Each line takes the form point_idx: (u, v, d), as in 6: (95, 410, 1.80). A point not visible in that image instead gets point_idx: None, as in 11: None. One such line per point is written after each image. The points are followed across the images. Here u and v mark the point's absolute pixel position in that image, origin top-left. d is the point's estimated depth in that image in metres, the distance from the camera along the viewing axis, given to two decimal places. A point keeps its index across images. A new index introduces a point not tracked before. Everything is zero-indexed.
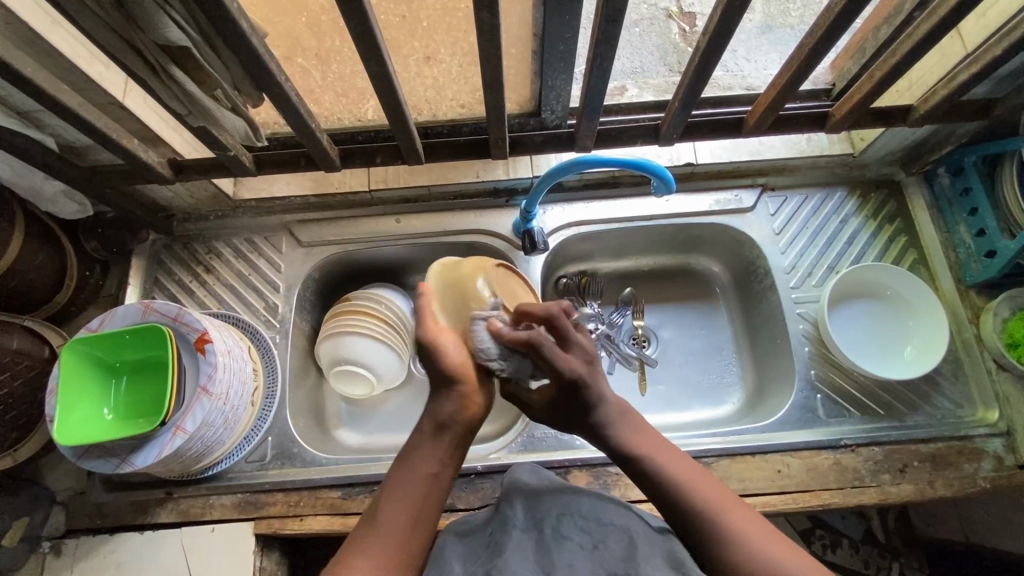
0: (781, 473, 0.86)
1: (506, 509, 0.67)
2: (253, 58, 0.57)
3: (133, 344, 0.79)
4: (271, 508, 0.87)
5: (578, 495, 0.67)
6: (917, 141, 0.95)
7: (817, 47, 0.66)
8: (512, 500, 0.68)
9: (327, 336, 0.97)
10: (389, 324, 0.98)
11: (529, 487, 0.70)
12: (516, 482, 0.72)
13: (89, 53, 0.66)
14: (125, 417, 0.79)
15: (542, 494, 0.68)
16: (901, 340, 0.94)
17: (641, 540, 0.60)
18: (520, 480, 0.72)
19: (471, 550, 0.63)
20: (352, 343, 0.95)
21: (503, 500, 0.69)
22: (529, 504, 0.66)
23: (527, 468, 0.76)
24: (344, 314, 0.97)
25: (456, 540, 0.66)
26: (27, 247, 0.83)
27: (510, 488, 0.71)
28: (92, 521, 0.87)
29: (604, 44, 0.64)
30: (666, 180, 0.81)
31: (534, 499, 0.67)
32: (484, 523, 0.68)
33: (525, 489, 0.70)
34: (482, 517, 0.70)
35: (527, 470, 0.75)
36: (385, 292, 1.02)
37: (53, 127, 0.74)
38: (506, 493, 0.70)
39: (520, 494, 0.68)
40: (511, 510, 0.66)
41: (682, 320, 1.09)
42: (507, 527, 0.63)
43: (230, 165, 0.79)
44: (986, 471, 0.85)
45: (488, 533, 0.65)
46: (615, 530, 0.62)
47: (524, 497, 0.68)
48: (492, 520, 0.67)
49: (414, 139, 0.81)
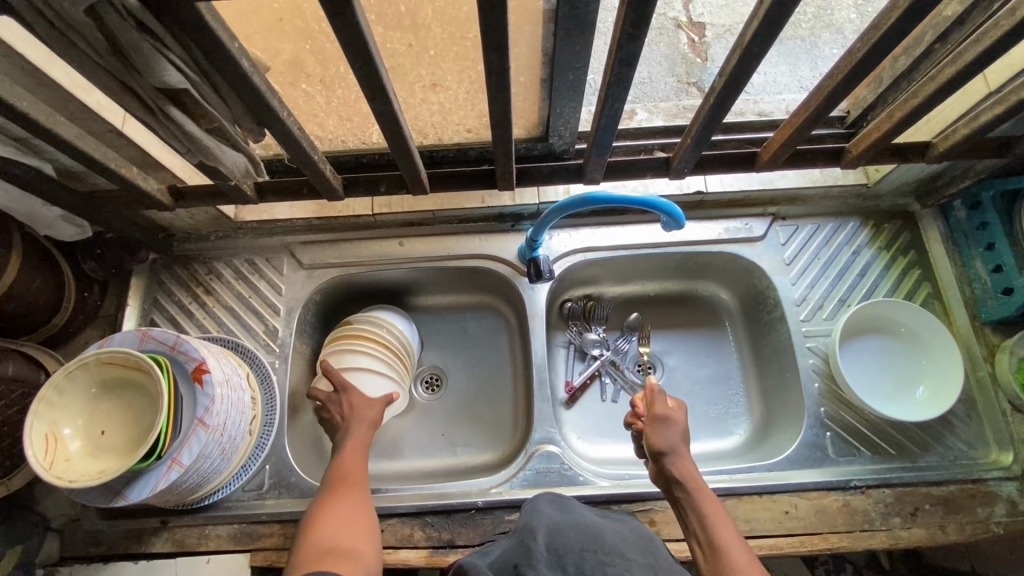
0: (789, 514, 0.83)
1: (529, 538, 0.65)
2: (254, 95, 0.55)
3: (104, 397, 0.75)
4: (268, 540, 0.85)
5: (601, 532, 0.67)
6: (932, 175, 0.93)
7: (837, 89, 0.63)
8: (535, 530, 0.66)
9: (342, 350, 0.94)
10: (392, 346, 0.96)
11: (551, 520, 0.69)
12: (538, 513, 0.71)
13: (87, 83, 0.64)
14: (110, 454, 0.73)
15: (564, 527, 0.67)
16: (914, 380, 0.92)
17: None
18: (543, 513, 0.71)
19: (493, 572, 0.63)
20: (355, 363, 0.93)
21: (526, 530, 0.68)
22: (553, 536, 0.65)
23: (549, 500, 0.76)
24: (363, 338, 0.96)
25: (480, 563, 0.67)
26: (23, 271, 0.81)
27: (532, 520, 0.70)
28: (85, 549, 0.86)
29: (617, 84, 0.62)
30: (676, 216, 0.78)
31: (556, 534, 0.65)
32: (508, 550, 0.66)
33: (547, 520, 0.69)
34: (504, 545, 0.69)
35: (546, 502, 0.75)
36: (403, 327, 1.01)
37: (51, 154, 0.72)
38: (530, 523, 0.69)
39: (544, 526, 0.67)
40: (535, 541, 0.64)
41: (689, 348, 1.07)
42: (532, 556, 0.61)
43: (230, 192, 0.77)
44: (999, 516, 0.83)
45: (511, 562, 0.63)
46: (639, 563, 0.62)
47: (547, 531, 0.66)
48: (516, 547, 0.66)
49: (419, 170, 0.78)
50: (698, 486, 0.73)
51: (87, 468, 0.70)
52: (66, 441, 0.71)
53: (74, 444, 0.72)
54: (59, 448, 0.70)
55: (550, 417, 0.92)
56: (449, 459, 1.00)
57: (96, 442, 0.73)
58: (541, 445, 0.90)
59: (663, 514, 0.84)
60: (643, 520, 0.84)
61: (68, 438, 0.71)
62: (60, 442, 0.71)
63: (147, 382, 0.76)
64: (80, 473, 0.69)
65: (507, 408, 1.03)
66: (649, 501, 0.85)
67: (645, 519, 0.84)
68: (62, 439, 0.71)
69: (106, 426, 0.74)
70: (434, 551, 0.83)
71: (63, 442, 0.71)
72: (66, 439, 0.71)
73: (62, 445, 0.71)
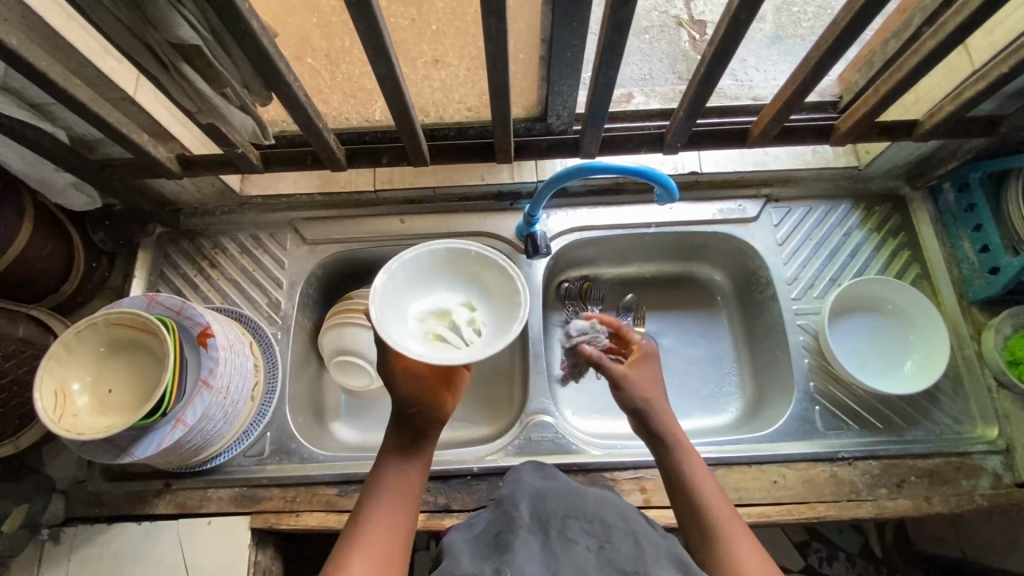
0: (777, 484, 0.85)
1: (511, 510, 0.65)
2: (261, 56, 0.57)
3: (111, 357, 0.77)
4: (268, 503, 0.87)
5: (584, 497, 0.66)
6: (923, 156, 0.95)
7: (823, 60, 0.66)
8: (517, 502, 0.67)
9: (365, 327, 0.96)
10: (466, 322, 0.71)
11: (534, 489, 0.69)
12: (520, 484, 0.71)
13: (102, 48, 0.66)
14: (116, 412, 0.75)
15: (549, 498, 0.66)
16: (902, 354, 0.94)
17: (649, 543, 0.60)
18: (524, 482, 0.71)
19: (473, 549, 0.63)
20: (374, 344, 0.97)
21: (507, 504, 0.68)
22: (535, 506, 0.65)
23: (531, 469, 0.77)
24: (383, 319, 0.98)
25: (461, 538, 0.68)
26: (35, 237, 0.83)
27: (514, 490, 0.70)
28: (89, 510, 0.88)
29: (611, 51, 0.65)
30: (670, 188, 0.81)
31: (539, 502, 0.66)
32: (491, 524, 0.67)
33: (529, 491, 0.69)
34: (488, 516, 0.70)
35: (530, 471, 0.75)
36: None
37: (65, 119, 0.75)
38: (512, 495, 0.69)
39: (524, 499, 0.67)
40: (517, 513, 0.64)
41: (683, 328, 1.09)
42: (513, 525, 0.62)
43: (237, 161, 0.79)
44: (983, 488, 0.85)
45: (495, 535, 0.63)
46: (622, 531, 0.61)
47: (530, 501, 0.66)
48: (499, 521, 0.66)
49: (421, 141, 0.82)
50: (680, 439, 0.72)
51: (97, 423, 0.73)
52: (73, 398, 0.73)
53: (81, 401, 0.74)
54: (66, 404, 0.72)
55: (544, 389, 0.95)
56: (446, 432, 1.02)
57: (103, 400, 0.75)
58: (536, 416, 0.92)
59: (654, 482, 0.86)
60: (634, 487, 0.86)
61: (77, 395, 0.74)
62: (68, 399, 0.73)
63: (154, 344, 0.78)
64: (89, 428, 0.72)
65: (503, 384, 1.05)
66: (640, 470, 0.87)
67: (636, 487, 0.86)
68: (69, 396, 0.73)
69: (114, 384, 0.76)
70: (430, 515, 0.85)
71: (71, 399, 0.73)
72: (74, 396, 0.74)
73: (71, 401, 0.73)
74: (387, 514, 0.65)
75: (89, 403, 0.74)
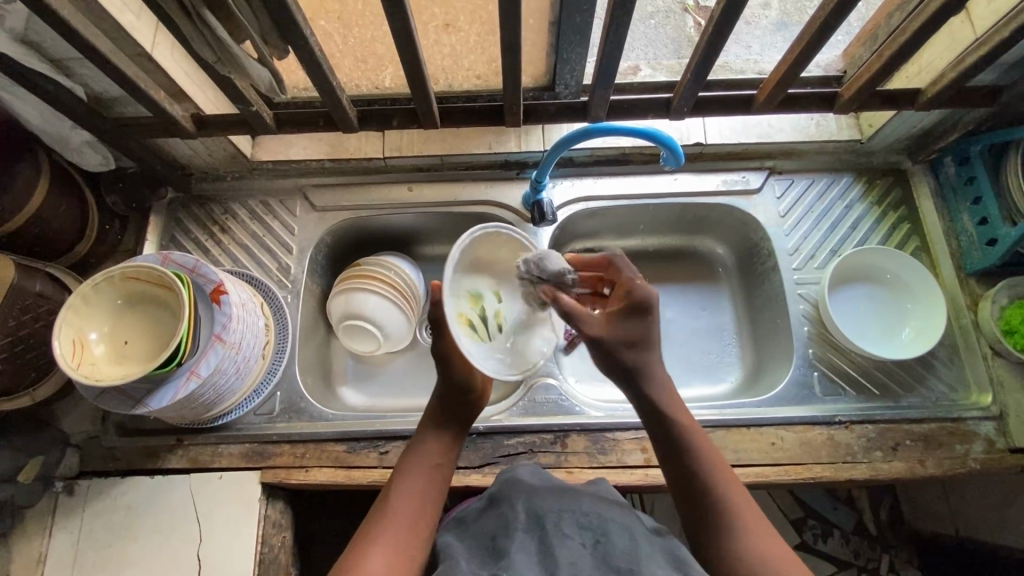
0: (774, 446, 0.87)
1: (508, 509, 0.66)
2: (279, 6, 0.58)
3: (127, 309, 0.79)
4: (279, 458, 0.90)
5: (579, 496, 0.68)
6: (925, 129, 0.96)
7: (828, 21, 0.67)
8: (512, 503, 0.67)
9: (380, 293, 0.98)
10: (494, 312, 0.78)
11: (530, 488, 0.70)
12: (516, 483, 0.72)
13: (122, 2, 0.68)
14: (130, 362, 0.77)
15: (545, 496, 0.67)
16: (899, 323, 0.96)
17: (642, 539, 0.62)
18: (520, 481, 0.72)
19: (471, 551, 0.64)
20: (387, 310, 0.99)
21: (504, 502, 0.68)
22: (531, 504, 0.66)
23: (528, 471, 0.76)
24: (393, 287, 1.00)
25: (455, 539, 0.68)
26: (51, 193, 0.85)
27: (510, 488, 0.71)
28: (103, 464, 0.90)
29: (621, 9, 0.66)
30: (676, 151, 0.82)
31: (535, 500, 0.67)
32: (485, 520, 0.68)
33: (525, 491, 0.69)
34: (480, 511, 0.71)
35: (528, 472, 0.75)
36: (401, 263, 1.04)
37: (83, 75, 0.76)
38: (507, 496, 0.69)
39: (521, 497, 0.68)
40: (514, 513, 0.65)
41: (685, 300, 1.10)
42: (510, 525, 0.63)
43: (252, 122, 0.81)
44: (977, 453, 0.87)
45: (492, 535, 0.64)
46: (617, 525, 0.63)
47: (526, 500, 0.67)
48: (494, 518, 0.67)
49: (432, 103, 0.83)
50: (692, 426, 0.68)
51: (114, 370, 0.75)
52: (92, 347, 0.75)
53: (98, 350, 0.76)
54: (85, 351, 0.75)
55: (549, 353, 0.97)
56: None
57: (119, 350, 0.77)
58: (540, 378, 0.95)
59: None
60: (635, 447, 0.88)
61: (95, 344, 0.76)
62: (87, 347, 0.75)
63: (169, 298, 0.80)
64: (108, 374, 0.74)
65: None
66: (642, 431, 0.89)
67: (638, 447, 0.88)
68: (87, 344, 0.75)
69: (130, 336, 0.78)
70: None
71: (88, 347, 0.75)
72: (90, 345, 0.75)
73: (89, 349, 0.75)
74: (417, 496, 0.66)
75: (107, 352, 0.76)
